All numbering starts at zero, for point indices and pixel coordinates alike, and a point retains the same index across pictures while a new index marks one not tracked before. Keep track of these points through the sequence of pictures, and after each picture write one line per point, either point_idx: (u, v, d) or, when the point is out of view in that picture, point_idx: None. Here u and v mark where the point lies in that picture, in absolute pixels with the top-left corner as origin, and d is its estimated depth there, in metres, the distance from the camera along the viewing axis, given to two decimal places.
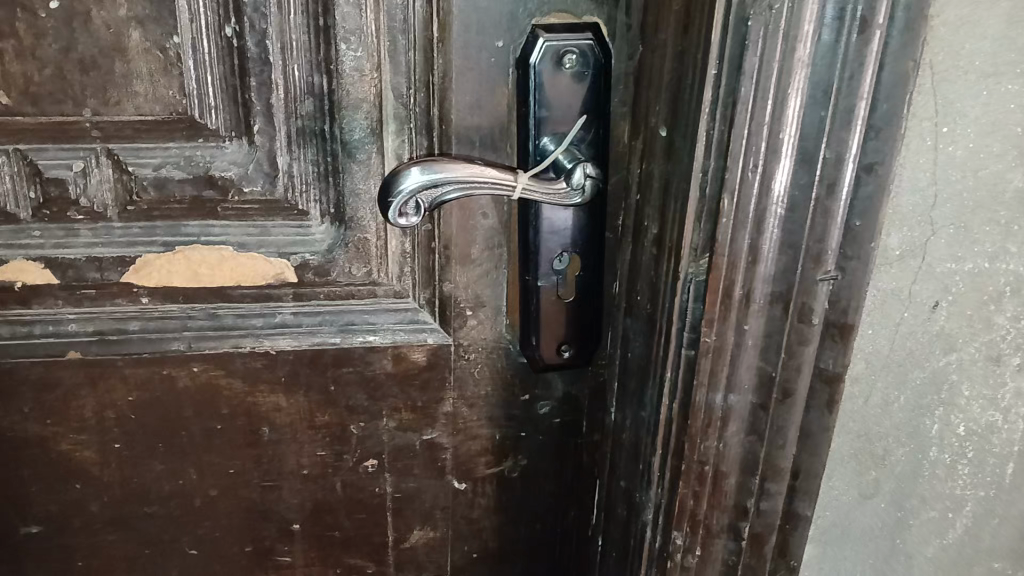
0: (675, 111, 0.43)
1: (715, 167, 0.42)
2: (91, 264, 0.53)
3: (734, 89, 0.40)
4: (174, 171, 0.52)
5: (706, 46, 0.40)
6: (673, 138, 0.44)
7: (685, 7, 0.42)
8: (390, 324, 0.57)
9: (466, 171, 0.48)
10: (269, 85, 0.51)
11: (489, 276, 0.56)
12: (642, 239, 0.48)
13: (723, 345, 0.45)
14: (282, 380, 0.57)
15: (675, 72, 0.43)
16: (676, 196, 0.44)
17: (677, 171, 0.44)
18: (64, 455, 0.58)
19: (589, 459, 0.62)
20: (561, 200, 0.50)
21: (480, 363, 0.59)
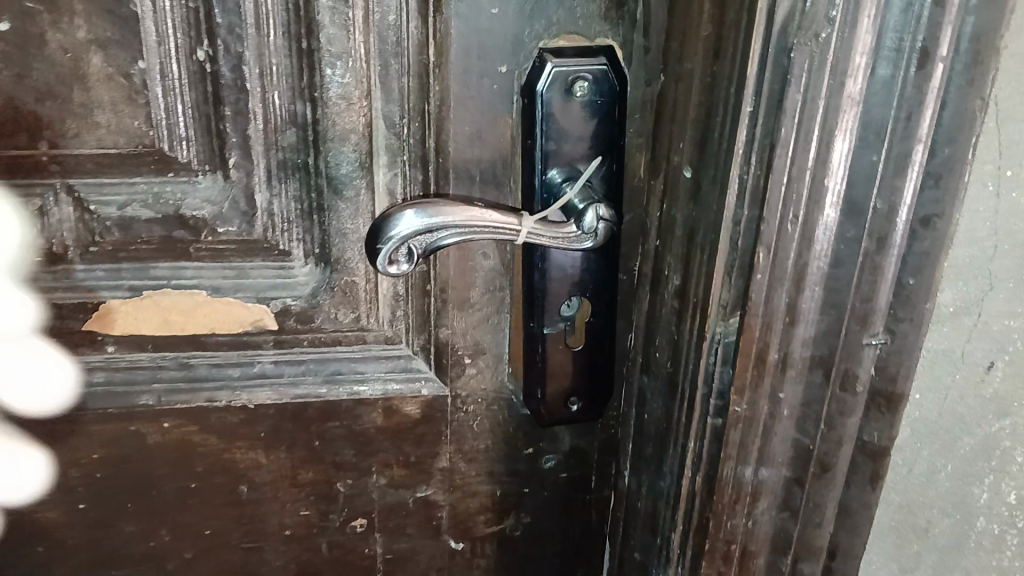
0: (701, 150, 0.38)
1: (751, 216, 0.36)
2: (47, 312, 0.48)
3: (773, 131, 0.34)
4: (142, 210, 0.47)
5: (738, 79, 0.35)
6: (699, 180, 0.38)
7: (715, 33, 0.36)
8: (380, 374, 0.52)
9: (467, 214, 0.43)
10: (246, 115, 0.46)
11: (490, 321, 0.51)
12: (660, 291, 0.43)
13: (755, 414, 0.40)
14: (261, 436, 0.52)
15: (701, 107, 0.38)
16: (702, 247, 0.39)
17: (705, 219, 0.38)
18: (23, 517, 0.53)
19: (598, 516, 0.58)
20: (569, 244, 0.44)
21: (479, 416, 0.53)
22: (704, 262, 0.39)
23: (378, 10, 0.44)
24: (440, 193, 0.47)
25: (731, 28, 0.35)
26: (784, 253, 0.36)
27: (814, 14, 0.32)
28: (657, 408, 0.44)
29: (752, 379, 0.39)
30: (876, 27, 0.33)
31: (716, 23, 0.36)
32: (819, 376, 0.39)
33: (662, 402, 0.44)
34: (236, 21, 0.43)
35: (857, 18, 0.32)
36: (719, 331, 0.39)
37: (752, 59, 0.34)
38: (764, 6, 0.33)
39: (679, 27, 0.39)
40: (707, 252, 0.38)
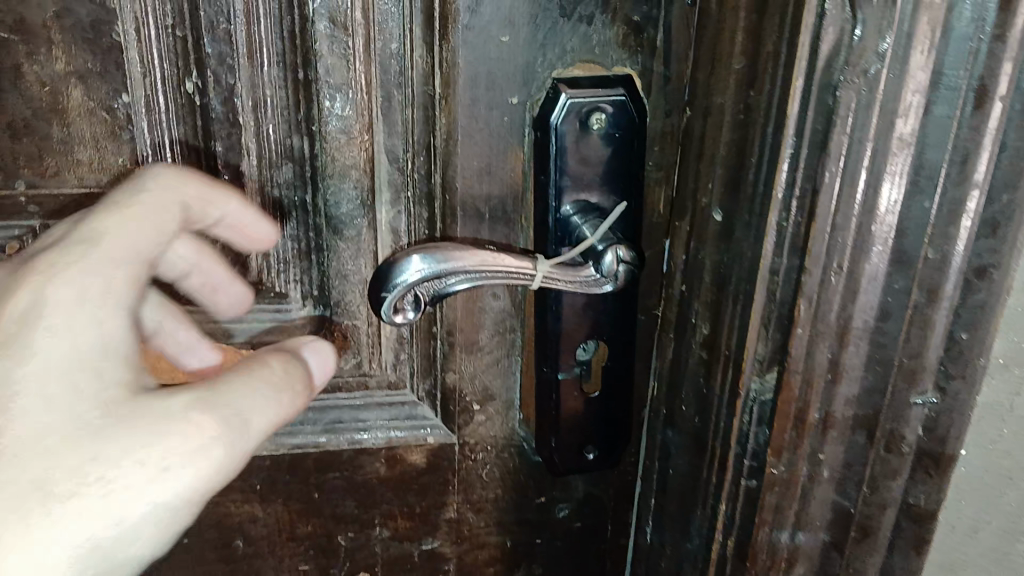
0: (732, 192, 0.35)
1: (792, 266, 0.33)
2: None
3: (814, 175, 0.31)
4: None
5: (777, 118, 0.32)
6: (731, 223, 0.35)
7: (750, 67, 0.33)
8: (383, 421, 0.49)
9: (482, 258, 0.40)
10: (239, 150, 0.42)
11: (500, 364, 0.48)
12: (686, 339, 0.40)
13: (793, 475, 0.37)
14: (257, 489, 0.49)
15: (731, 144, 0.35)
16: (735, 295, 0.36)
17: (739, 266, 0.35)
18: None
19: (614, 567, 0.54)
20: (586, 288, 0.41)
21: (489, 463, 0.50)
22: (738, 315, 0.36)
23: (381, 39, 0.41)
24: (446, 238, 0.44)
25: (768, 62, 0.32)
26: (830, 305, 0.33)
27: (863, 49, 0.29)
28: (681, 463, 0.42)
29: (790, 438, 0.36)
30: (930, 63, 0.30)
31: (751, 56, 0.33)
32: (862, 435, 0.36)
33: (689, 457, 0.41)
34: (227, 50, 0.40)
35: (906, 55, 0.29)
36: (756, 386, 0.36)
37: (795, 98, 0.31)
38: (807, 41, 0.30)
39: (708, 60, 0.36)
40: (740, 303, 0.35)
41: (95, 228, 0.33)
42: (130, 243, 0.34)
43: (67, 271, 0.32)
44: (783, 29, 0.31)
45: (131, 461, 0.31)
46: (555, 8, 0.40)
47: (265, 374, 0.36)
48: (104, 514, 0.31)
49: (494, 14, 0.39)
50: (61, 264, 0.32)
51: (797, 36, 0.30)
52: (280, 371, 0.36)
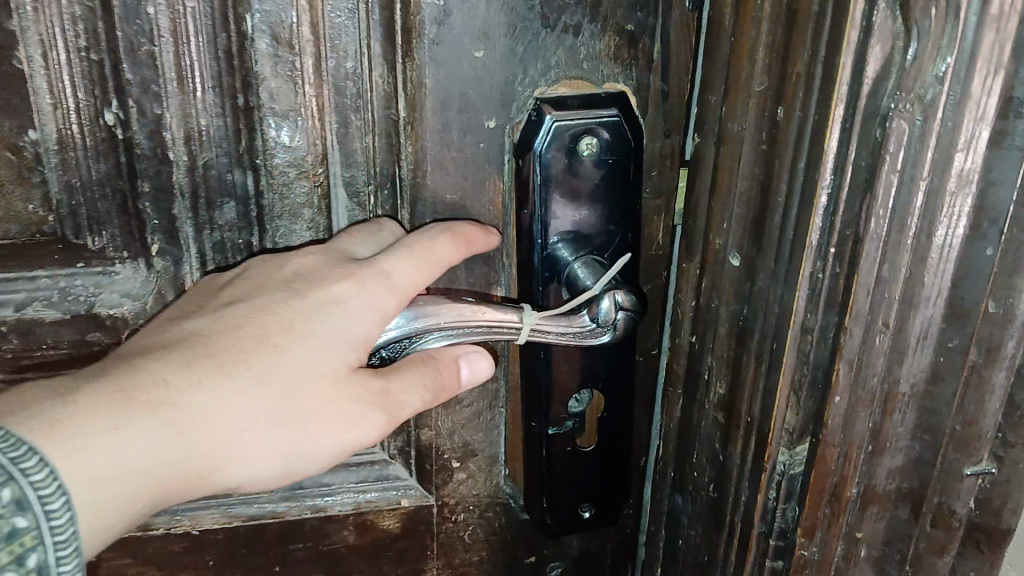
0: (756, 235, 0.31)
1: (829, 324, 0.28)
2: None
3: (855, 222, 0.27)
4: (45, 311, 0.38)
5: (810, 153, 0.27)
6: (752, 272, 0.31)
7: (774, 91, 0.28)
8: (350, 484, 0.43)
9: (457, 312, 0.35)
10: (170, 190, 0.36)
11: (482, 418, 0.42)
12: (699, 397, 0.36)
13: (830, 555, 0.32)
14: (209, 564, 0.44)
15: (751, 178, 0.30)
16: (758, 353, 0.31)
17: (766, 321, 0.30)
18: None
19: None
20: (581, 340, 0.36)
21: (471, 525, 0.45)
22: (761, 380, 0.31)
23: (333, 56, 0.35)
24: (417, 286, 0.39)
25: (798, 87, 0.27)
26: (874, 367, 0.29)
27: (918, 72, 0.24)
28: (697, 530, 0.38)
29: (828, 516, 0.31)
30: (1001, 88, 0.24)
31: (777, 79, 0.28)
32: (907, 508, 0.31)
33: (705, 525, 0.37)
34: (151, 75, 0.34)
35: (967, 79, 0.24)
36: (783, 457, 0.31)
37: (833, 132, 0.26)
38: (849, 63, 0.25)
39: (720, 79, 0.32)
40: (764, 363, 0.31)
41: (387, 264, 0.33)
42: (409, 288, 0.34)
43: (367, 286, 0.33)
44: (816, 49, 0.26)
45: (320, 423, 0.32)
46: (537, 18, 0.34)
47: (432, 380, 0.35)
48: (272, 458, 0.31)
49: (465, 26, 0.34)
50: (365, 278, 0.33)
51: (835, 59, 0.25)
52: (446, 375, 0.36)
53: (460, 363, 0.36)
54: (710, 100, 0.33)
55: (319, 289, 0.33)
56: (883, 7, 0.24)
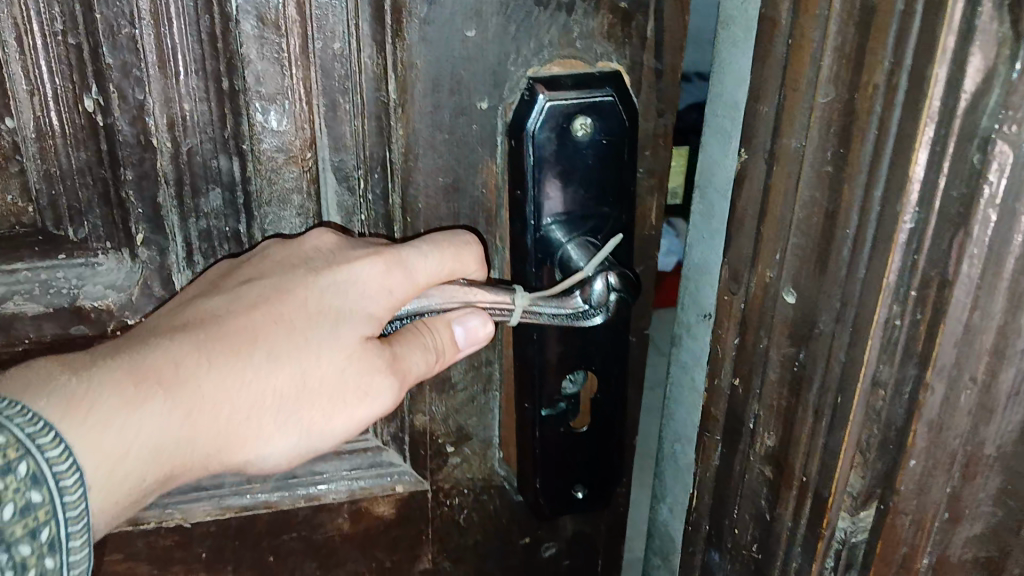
0: (817, 271, 0.30)
1: (906, 377, 0.27)
2: None
3: (940, 264, 0.25)
4: (26, 304, 0.37)
5: (889, 179, 0.26)
6: (809, 313, 0.30)
7: (842, 102, 0.27)
8: (343, 472, 0.42)
9: (450, 287, 0.32)
10: (154, 178, 0.35)
11: (476, 402, 0.42)
12: (741, 449, 0.36)
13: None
14: (202, 559, 0.43)
15: (812, 206, 0.29)
16: (817, 409, 0.31)
17: (837, 351, 0.29)
18: None
19: None
20: (574, 322, 0.35)
21: (466, 508, 0.45)
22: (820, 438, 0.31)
23: (319, 37, 0.34)
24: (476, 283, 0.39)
25: (874, 98, 0.26)
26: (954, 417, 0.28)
27: None
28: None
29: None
30: None
31: (851, 87, 0.27)
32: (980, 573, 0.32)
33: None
34: (132, 59, 0.33)
35: None
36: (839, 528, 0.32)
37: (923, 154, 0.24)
38: (943, 75, 0.23)
39: (773, 87, 0.31)
40: (825, 418, 0.31)
41: (408, 253, 0.32)
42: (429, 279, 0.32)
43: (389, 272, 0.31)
44: (900, 59, 0.25)
45: (327, 398, 0.31)
46: None
47: (430, 342, 0.32)
48: (276, 435, 0.30)
49: (456, 4, 0.33)
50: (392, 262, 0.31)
51: (930, 70, 0.23)
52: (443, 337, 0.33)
53: (456, 324, 0.33)
54: (763, 114, 0.32)
55: (338, 267, 0.31)
56: (989, 9, 0.22)
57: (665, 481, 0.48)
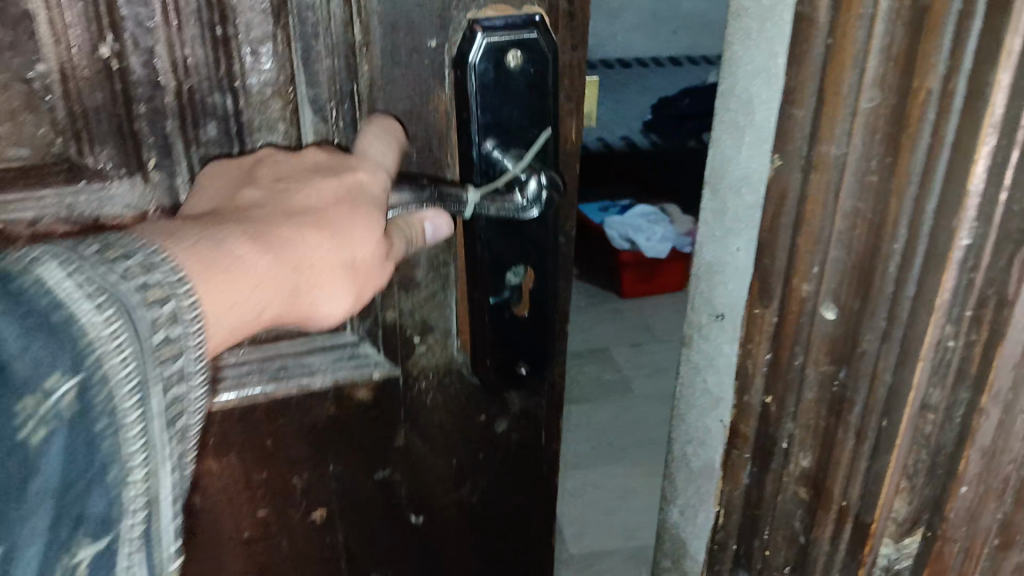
0: (862, 288, 0.37)
1: (957, 399, 0.35)
2: None
3: (998, 282, 0.32)
4: (54, 223, 0.43)
5: (944, 196, 0.32)
6: (857, 324, 0.38)
7: (890, 108, 0.33)
8: (327, 364, 0.50)
9: (411, 184, 0.43)
10: (163, 113, 0.42)
11: (436, 297, 0.50)
12: (774, 467, 0.46)
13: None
14: (210, 445, 0.51)
15: (854, 216, 0.36)
16: (858, 430, 0.39)
17: (885, 362, 0.37)
18: None
19: (550, 469, 0.58)
20: (513, 216, 0.46)
21: (432, 391, 0.53)
22: (863, 460, 0.40)
23: None
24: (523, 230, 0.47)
25: (923, 111, 0.32)
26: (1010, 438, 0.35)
27: None
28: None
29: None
30: None
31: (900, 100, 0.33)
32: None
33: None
34: (144, 11, 0.40)
35: None
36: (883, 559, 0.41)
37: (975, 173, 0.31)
38: (1005, 81, 0.29)
39: (811, 95, 0.37)
40: (869, 442, 0.39)
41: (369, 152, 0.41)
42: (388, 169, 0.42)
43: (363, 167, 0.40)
44: (956, 65, 0.31)
45: (356, 263, 0.38)
46: None
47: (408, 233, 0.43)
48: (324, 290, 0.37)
49: None
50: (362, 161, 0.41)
51: (984, 100, 0.30)
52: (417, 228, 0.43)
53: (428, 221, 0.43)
54: (797, 117, 0.38)
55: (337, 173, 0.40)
56: None
57: (676, 484, 0.61)
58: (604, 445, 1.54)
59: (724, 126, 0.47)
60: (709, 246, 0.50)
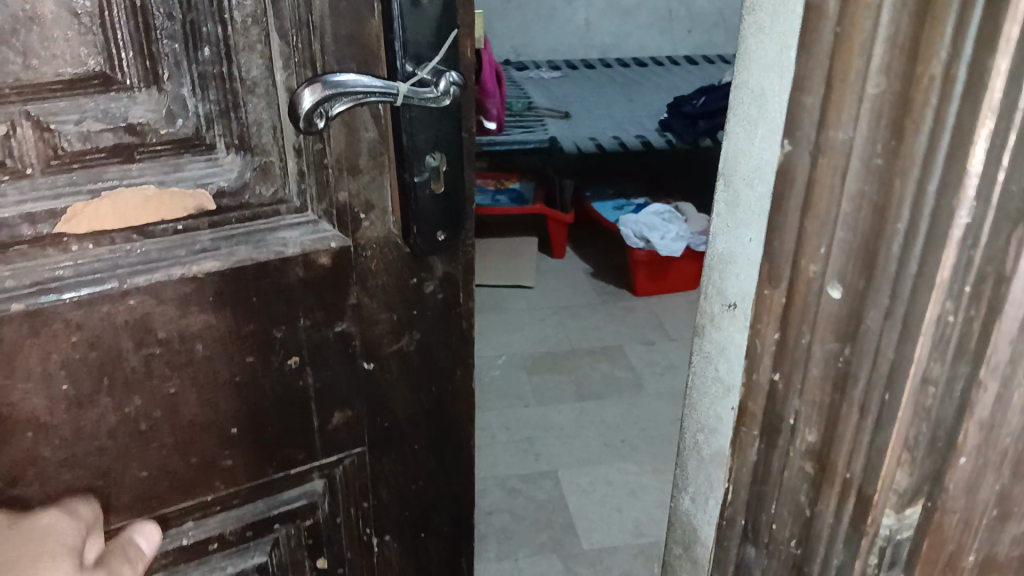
0: (867, 267, 0.48)
1: (957, 371, 0.47)
2: (24, 220, 0.59)
3: (997, 261, 0.43)
4: (94, 123, 0.59)
5: (948, 174, 0.43)
6: (862, 293, 0.49)
7: (897, 88, 0.44)
8: (297, 236, 0.67)
9: (373, 84, 0.60)
10: (173, 37, 0.58)
11: (375, 181, 0.67)
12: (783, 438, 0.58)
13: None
14: (210, 300, 0.68)
15: (860, 194, 0.47)
16: (863, 400, 0.51)
17: (887, 335, 0.48)
18: (8, 404, 0.65)
19: (468, 323, 0.78)
20: (431, 104, 0.62)
21: (376, 259, 0.70)
22: (867, 433, 0.52)
23: None
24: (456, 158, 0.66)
25: (931, 85, 0.42)
26: (1007, 413, 0.47)
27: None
28: (781, 570, 0.63)
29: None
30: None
31: (902, 88, 0.43)
32: (1017, 566, 0.55)
33: (789, 567, 0.63)
34: None
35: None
36: (885, 527, 0.54)
37: (975, 149, 0.41)
38: (1001, 67, 0.39)
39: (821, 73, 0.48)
40: (871, 416, 0.51)
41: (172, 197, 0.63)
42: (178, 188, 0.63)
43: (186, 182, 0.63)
44: (958, 54, 0.40)
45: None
46: None
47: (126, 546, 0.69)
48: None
49: None
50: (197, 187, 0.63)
51: (986, 85, 0.40)
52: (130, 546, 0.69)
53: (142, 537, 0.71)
54: (807, 101, 0.49)
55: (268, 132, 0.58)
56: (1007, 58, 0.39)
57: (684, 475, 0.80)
58: (616, 487, 2.08)
59: (739, 124, 0.60)
60: (722, 238, 0.66)
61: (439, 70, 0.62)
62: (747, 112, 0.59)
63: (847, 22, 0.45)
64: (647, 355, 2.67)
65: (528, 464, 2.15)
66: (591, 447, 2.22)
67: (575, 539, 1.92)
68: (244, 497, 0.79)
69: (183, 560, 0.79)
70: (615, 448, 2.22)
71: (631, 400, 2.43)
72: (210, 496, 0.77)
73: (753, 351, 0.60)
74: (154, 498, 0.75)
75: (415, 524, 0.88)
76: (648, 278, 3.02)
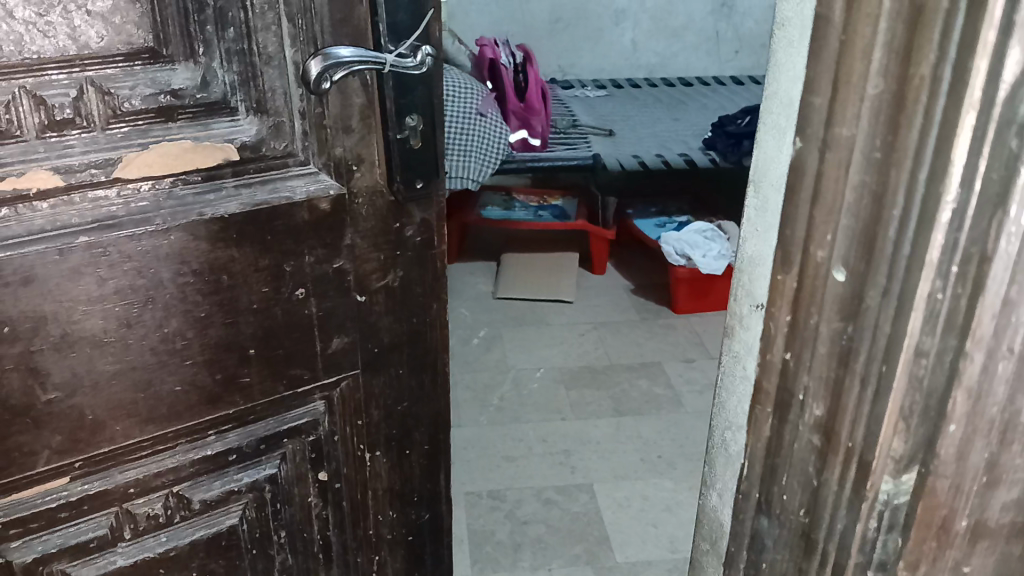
0: (868, 252, 0.58)
1: (947, 346, 0.56)
2: (87, 165, 0.74)
3: (979, 245, 0.52)
4: (146, 89, 0.74)
5: (935, 161, 0.52)
6: (859, 276, 0.59)
7: (889, 91, 0.53)
8: (302, 185, 0.84)
9: (362, 48, 0.80)
10: (206, 20, 0.74)
11: (365, 139, 0.85)
12: (792, 418, 0.70)
13: (916, 561, 0.65)
14: (234, 237, 0.83)
15: (862, 185, 0.57)
16: (865, 376, 0.61)
17: (884, 310, 0.58)
18: (71, 323, 0.79)
19: (443, 264, 0.98)
20: (411, 71, 0.82)
21: (366, 205, 0.89)
22: (866, 404, 0.62)
23: None
24: (436, 122, 0.88)
25: (922, 82, 0.51)
26: (992, 382, 0.57)
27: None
28: (792, 538, 0.74)
29: (923, 541, 0.64)
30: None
31: (896, 88, 0.53)
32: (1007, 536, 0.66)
33: (798, 535, 0.73)
34: None
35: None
36: (883, 492, 0.64)
37: (959, 143, 0.50)
38: (982, 67, 0.48)
39: (823, 83, 0.59)
40: (870, 389, 0.61)
41: (208, 151, 0.78)
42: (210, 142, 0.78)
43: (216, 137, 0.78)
44: (943, 56, 0.50)
45: None
46: None
47: None
48: None
49: None
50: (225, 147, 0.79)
51: (966, 83, 0.49)
52: None
53: None
54: (816, 100, 0.60)
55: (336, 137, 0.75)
56: (983, 67, 0.48)
57: (716, 471, 0.90)
58: (652, 502, 2.17)
59: (770, 134, 0.69)
60: (750, 241, 0.75)
61: (417, 45, 0.82)
62: (776, 121, 0.67)
63: (852, 28, 0.55)
64: (684, 372, 2.79)
65: (563, 476, 2.26)
66: (628, 462, 2.33)
67: (609, 551, 2.01)
68: (259, 414, 0.95)
69: (207, 470, 0.95)
70: (651, 463, 2.32)
71: (670, 417, 2.54)
72: (231, 411, 0.93)
73: (768, 335, 0.70)
74: (186, 410, 0.90)
75: (400, 443, 1.08)
76: (689, 297, 3.13)
